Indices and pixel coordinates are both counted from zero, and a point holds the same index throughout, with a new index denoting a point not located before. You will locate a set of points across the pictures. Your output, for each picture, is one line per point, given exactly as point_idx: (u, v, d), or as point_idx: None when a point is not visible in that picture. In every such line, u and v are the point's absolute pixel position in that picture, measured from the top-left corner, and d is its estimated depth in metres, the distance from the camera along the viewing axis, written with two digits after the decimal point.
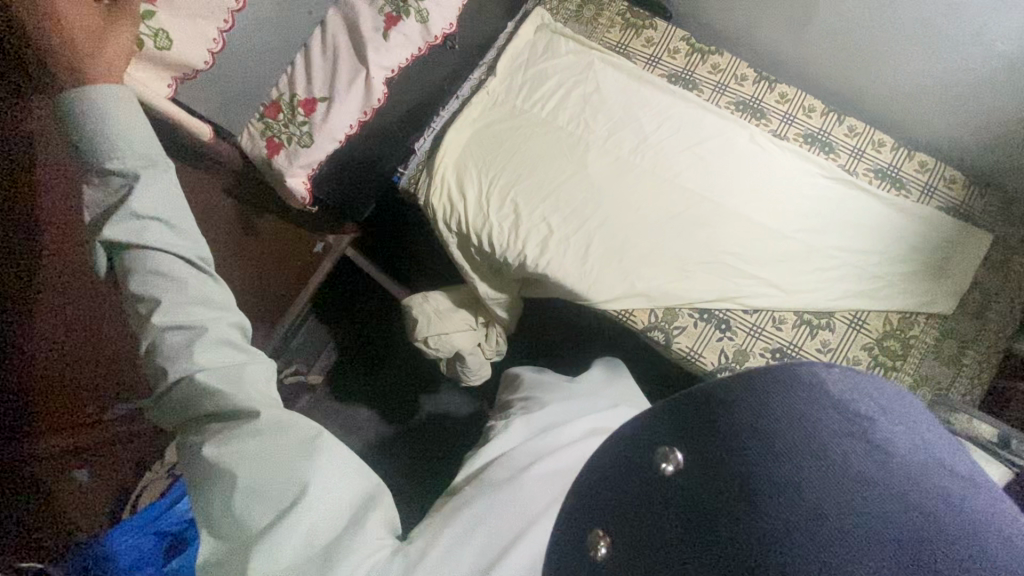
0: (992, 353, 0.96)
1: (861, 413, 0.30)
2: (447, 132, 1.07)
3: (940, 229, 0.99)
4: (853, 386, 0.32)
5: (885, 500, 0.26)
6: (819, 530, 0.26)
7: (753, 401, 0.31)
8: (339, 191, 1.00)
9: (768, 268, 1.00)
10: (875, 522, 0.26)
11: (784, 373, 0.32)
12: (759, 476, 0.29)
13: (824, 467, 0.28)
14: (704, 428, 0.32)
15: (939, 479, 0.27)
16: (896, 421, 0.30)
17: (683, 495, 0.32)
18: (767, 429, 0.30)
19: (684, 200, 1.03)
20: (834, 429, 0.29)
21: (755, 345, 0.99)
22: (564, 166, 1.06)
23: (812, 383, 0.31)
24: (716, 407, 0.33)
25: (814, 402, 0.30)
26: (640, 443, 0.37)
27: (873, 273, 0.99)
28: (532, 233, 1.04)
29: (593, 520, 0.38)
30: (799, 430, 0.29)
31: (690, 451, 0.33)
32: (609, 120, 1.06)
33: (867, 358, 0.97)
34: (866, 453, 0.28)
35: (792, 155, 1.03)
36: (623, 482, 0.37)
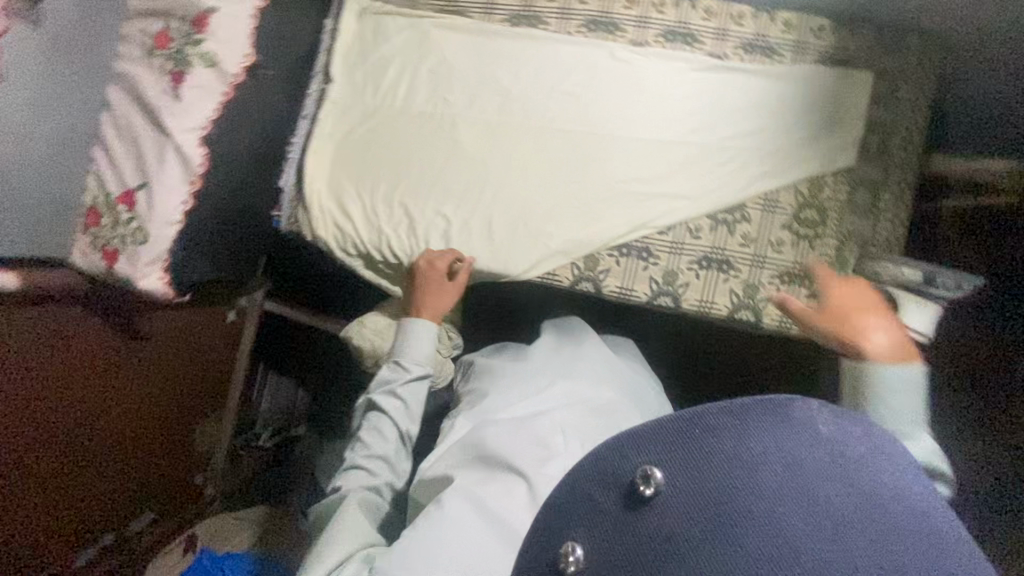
0: (904, 189, 0.96)
1: (825, 436, 0.41)
2: (307, 158, 0.99)
3: (823, 84, 0.95)
4: (842, 431, 0.42)
5: (863, 519, 0.37)
6: (802, 545, 0.36)
7: (735, 431, 0.40)
8: (223, 260, 0.93)
9: (671, 183, 0.97)
10: (836, 534, 0.36)
11: (769, 400, 0.41)
12: (747, 492, 0.38)
13: (800, 490, 0.38)
14: (691, 450, 0.40)
15: (917, 528, 0.38)
16: (878, 468, 0.41)
17: (665, 515, 0.39)
18: (755, 460, 0.39)
19: (568, 143, 0.99)
20: (812, 446, 0.40)
21: (680, 261, 0.98)
22: (439, 150, 1.00)
23: (803, 420, 0.41)
24: (706, 431, 0.41)
25: (792, 432, 0.40)
26: (613, 457, 0.42)
27: (772, 151, 0.96)
28: (431, 230, 0.99)
29: (563, 528, 0.42)
30: (778, 449, 0.40)
31: (671, 470, 0.40)
32: (466, 87, 1.00)
33: (790, 235, 0.96)
34: (829, 482, 0.39)
35: (659, 60, 0.98)
36: (600, 493, 0.42)
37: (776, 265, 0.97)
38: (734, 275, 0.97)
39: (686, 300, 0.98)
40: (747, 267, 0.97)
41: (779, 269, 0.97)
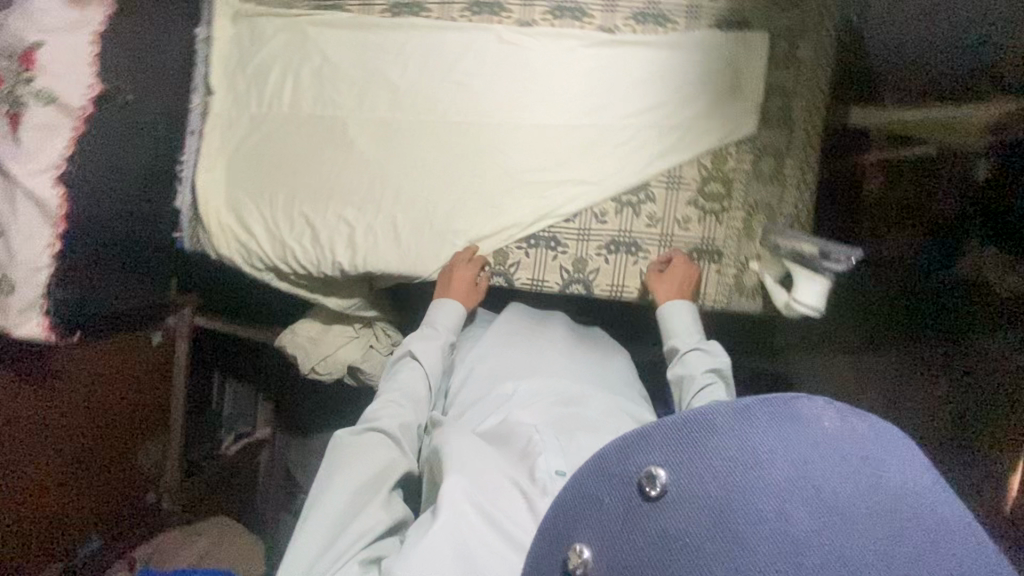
0: (809, 152, 0.93)
1: (834, 435, 0.37)
2: (199, 177, 0.97)
3: (717, 50, 0.91)
4: (845, 422, 0.38)
5: (875, 523, 0.34)
6: (813, 551, 0.33)
7: (736, 430, 0.38)
8: (127, 289, 0.92)
9: (572, 168, 0.95)
10: (855, 544, 0.33)
11: (772, 401, 0.38)
12: (750, 497, 0.36)
13: (806, 490, 0.35)
14: (688, 455, 0.39)
15: (934, 527, 0.34)
16: (880, 453, 0.37)
17: (674, 514, 0.38)
18: (753, 459, 0.37)
19: (465, 135, 0.96)
20: (824, 449, 0.36)
21: (588, 247, 0.96)
22: (335, 155, 0.97)
23: (809, 416, 0.38)
24: (703, 433, 0.39)
25: (800, 432, 0.37)
26: (619, 462, 0.42)
27: (671, 126, 0.93)
28: (335, 237, 0.97)
29: (569, 531, 0.44)
30: (793, 455, 0.37)
31: (673, 473, 0.39)
32: (353, 85, 0.96)
33: (696, 212, 0.94)
34: (844, 481, 0.35)
35: (548, 39, 0.94)
36: (607, 497, 0.42)
37: (685, 243, 0.95)
38: (643, 257, 0.96)
39: (598, 286, 0.97)
40: (656, 248, 0.96)
41: (688, 248, 0.95)
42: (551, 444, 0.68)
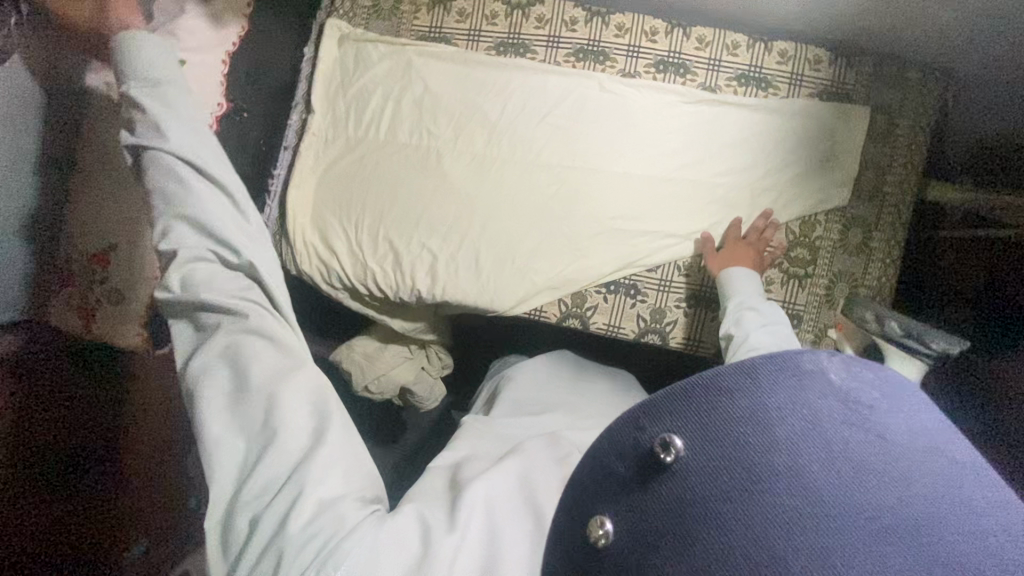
0: (897, 228, 0.94)
1: (844, 389, 0.35)
2: (289, 192, 0.98)
3: (817, 120, 0.93)
4: (855, 377, 0.36)
5: (890, 483, 0.31)
6: (823, 512, 0.31)
7: (753, 386, 0.35)
8: None
9: (660, 220, 0.95)
10: (870, 505, 0.30)
11: (780, 358, 0.35)
12: (761, 461, 0.33)
13: (818, 448, 0.32)
14: (699, 414, 0.35)
15: (931, 461, 0.32)
16: (894, 410, 0.35)
17: (684, 479, 0.34)
18: (770, 419, 0.34)
19: (557, 176, 0.96)
20: (840, 403, 0.34)
21: (668, 298, 0.97)
22: (425, 183, 0.98)
23: (812, 369, 0.35)
24: (718, 394, 0.35)
25: (818, 388, 0.34)
26: (625, 426, 0.37)
27: (763, 188, 0.94)
28: (416, 265, 0.98)
29: (587, 507, 0.39)
30: (814, 412, 0.33)
31: (687, 439, 0.35)
32: (452, 118, 0.97)
33: (779, 275, 0.95)
34: (869, 440, 0.33)
35: (649, 91, 0.95)
36: (619, 465, 0.37)
37: None
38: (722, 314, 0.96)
39: (673, 338, 0.97)
40: None
41: None
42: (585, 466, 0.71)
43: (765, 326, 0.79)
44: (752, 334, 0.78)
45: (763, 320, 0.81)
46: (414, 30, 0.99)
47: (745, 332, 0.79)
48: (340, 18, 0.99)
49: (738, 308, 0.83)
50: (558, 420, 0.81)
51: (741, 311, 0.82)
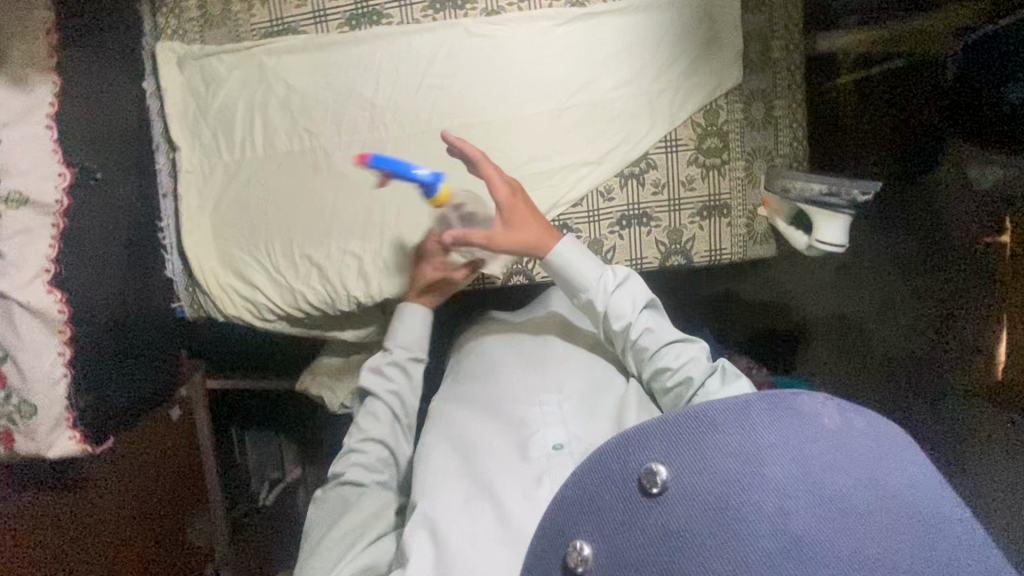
0: (795, 90, 0.94)
1: (834, 429, 0.48)
2: (185, 239, 0.91)
3: (690, 4, 0.90)
4: (846, 421, 0.49)
5: (846, 511, 0.43)
6: (797, 544, 0.42)
7: (741, 432, 0.49)
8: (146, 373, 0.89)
9: (570, 151, 0.93)
10: (830, 531, 0.42)
11: (773, 401, 0.49)
12: (748, 494, 0.46)
13: (802, 485, 0.45)
14: (688, 449, 0.50)
15: (895, 499, 0.44)
16: (885, 458, 0.47)
17: (669, 509, 0.48)
18: (754, 458, 0.47)
19: (455, 140, 0.92)
20: (817, 439, 0.47)
21: (601, 227, 0.96)
22: (324, 187, 0.92)
23: (811, 412, 0.49)
24: (706, 428, 0.50)
25: (799, 427, 0.48)
26: (614, 453, 0.53)
27: (659, 90, 0.92)
28: (344, 273, 0.94)
29: (573, 530, 0.52)
30: (791, 450, 0.47)
31: (672, 469, 0.49)
32: (328, 112, 0.90)
33: (698, 170, 0.95)
34: (833, 476, 0.45)
35: (519, 23, 0.90)
36: (608, 495, 0.52)
37: (692, 203, 0.96)
38: (656, 225, 0.96)
39: (618, 263, 0.97)
40: (666, 213, 0.96)
41: (696, 206, 0.96)
42: (552, 420, 0.76)
43: (634, 308, 0.78)
44: (631, 321, 0.78)
45: (629, 299, 0.79)
46: (254, 28, 0.90)
47: (623, 322, 0.78)
48: (168, 38, 0.89)
49: (606, 300, 0.79)
50: (515, 381, 0.84)
51: (609, 305, 0.79)
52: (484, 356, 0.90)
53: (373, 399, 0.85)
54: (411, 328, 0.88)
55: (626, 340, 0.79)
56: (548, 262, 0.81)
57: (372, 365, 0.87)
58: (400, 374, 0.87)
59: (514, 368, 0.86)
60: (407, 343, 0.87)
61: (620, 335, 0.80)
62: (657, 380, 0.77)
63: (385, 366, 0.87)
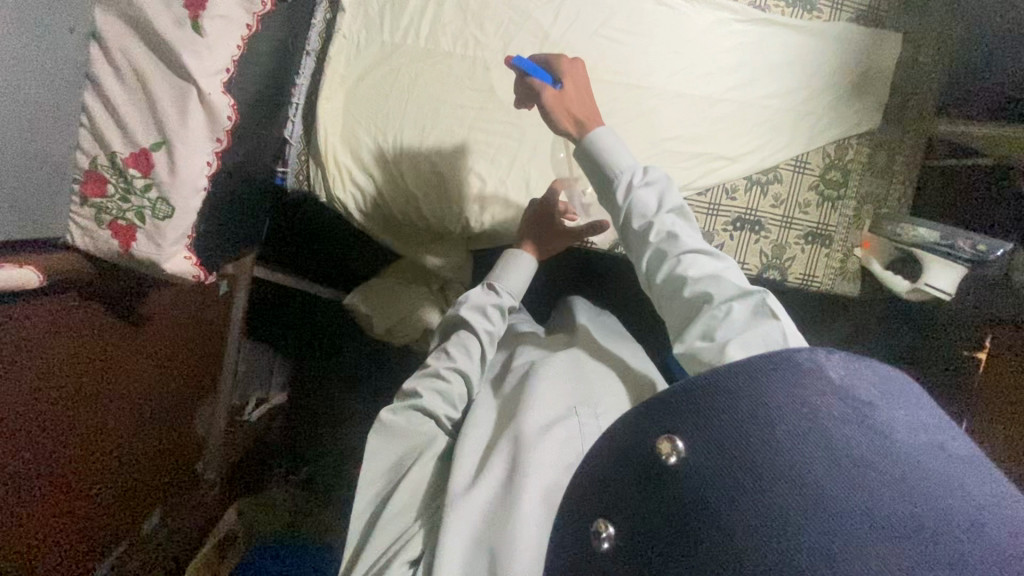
0: (917, 152, 1.01)
1: (837, 383, 0.41)
2: (317, 104, 0.85)
3: (856, 43, 0.96)
4: (852, 373, 0.42)
5: (889, 477, 0.35)
6: (822, 509, 0.35)
7: (748, 387, 0.42)
8: (236, 231, 0.81)
9: (711, 141, 0.95)
10: (879, 493, 0.35)
11: (778, 359, 0.42)
12: (771, 457, 0.38)
13: (822, 443, 0.38)
14: (699, 415, 0.42)
15: (930, 457, 0.37)
16: (893, 406, 0.40)
17: (691, 481, 0.40)
18: (767, 414, 0.40)
19: (611, 95, 0.92)
20: (827, 394, 0.40)
21: (716, 222, 0.98)
22: (471, 99, 0.89)
23: (809, 364, 0.42)
24: (718, 392, 0.42)
25: (805, 379, 0.41)
26: (633, 438, 0.44)
27: (804, 112, 0.97)
28: (463, 190, 0.90)
29: (600, 507, 0.45)
30: (803, 406, 0.40)
31: (688, 441, 0.41)
32: (501, 27, 0.89)
33: (816, 197, 1.00)
34: (850, 430, 0.38)
35: (701, 7, 0.93)
36: (626, 474, 0.44)
37: (802, 226, 1.00)
38: (764, 236, 1.00)
39: None
40: (777, 227, 1.00)
41: (804, 230, 1.00)
42: (586, 428, 0.68)
43: (658, 206, 0.67)
44: (654, 219, 0.66)
45: (650, 196, 0.68)
46: None
47: (645, 219, 0.67)
48: None
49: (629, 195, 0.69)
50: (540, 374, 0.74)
51: (631, 202, 0.68)
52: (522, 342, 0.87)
53: (470, 333, 0.80)
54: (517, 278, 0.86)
55: (642, 242, 0.67)
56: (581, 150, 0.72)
57: (479, 304, 0.82)
58: (501, 320, 0.83)
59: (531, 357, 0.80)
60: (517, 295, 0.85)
61: (634, 239, 0.68)
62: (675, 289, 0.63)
63: (491, 307, 0.82)
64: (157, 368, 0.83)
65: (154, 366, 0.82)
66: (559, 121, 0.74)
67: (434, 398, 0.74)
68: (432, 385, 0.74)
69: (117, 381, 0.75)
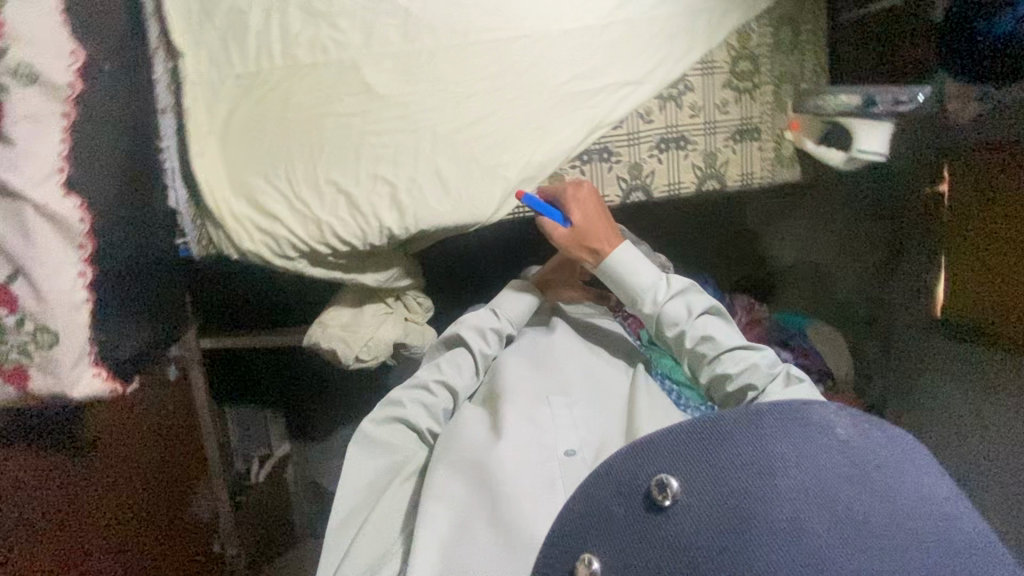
0: (819, 14, 0.97)
1: (847, 439, 0.50)
2: (192, 162, 0.79)
3: None
4: (864, 436, 0.51)
5: (869, 518, 0.45)
6: (797, 537, 0.44)
7: (754, 438, 0.50)
8: (150, 318, 0.78)
9: (612, 70, 0.90)
10: (850, 533, 0.44)
11: (782, 411, 0.51)
12: (759, 499, 0.47)
13: (821, 497, 0.46)
14: (701, 455, 0.50)
15: (919, 509, 0.46)
16: (902, 467, 0.49)
17: (681, 516, 0.48)
18: (771, 468, 0.48)
19: (494, 57, 0.86)
20: (832, 451, 0.49)
21: (641, 151, 0.95)
22: (351, 106, 0.83)
23: (821, 423, 0.51)
24: (721, 435, 0.50)
25: (820, 439, 0.49)
26: (628, 465, 0.52)
27: (696, 10, 0.91)
28: (377, 202, 0.86)
29: (586, 540, 0.52)
30: (798, 457, 0.48)
31: (682, 481, 0.49)
32: (357, 20, 0.82)
33: (732, 93, 0.96)
34: (849, 489, 0.47)
35: None
36: (616, 507, 0.51)
37: (727, 127, 0.97)
38: (692, 149, 0.96)
39: (656, 188, 0.96)
40: (702, 136, 0.96)
41: (730, 130, 0.97)
42: (562, 421, 0.77)
43: (688, 314, 0.81)
44: (684, 326, 0.81)
45: (677, 304, 0.82)
46: None
47: (676, 329, 0.81)
48: None
49: (656, 308, 0.83)
50: (520, 380, 0.83)
51: (661, 311, 0.82)
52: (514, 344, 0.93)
53: (464, 352, 0.87)
54: (517, 306, 0.92)
55: (680, 345, 0.81)
56: (607, 270, 0.85)
57: (477, 325, 0.88)
58: (498, 343, 0.90)
59: (518, 368, 0.86)
60: (514, 320, 0.91)
61: (669, 337, 0.82)
62: (720, 389, 0.79)
63: (489, 329, 0.88)
64: (128, 477, 0.83)
65: (121, 476, 0.81)
66: (576, 253, 0.87)
67: (415, 410, 0.80)
68: (416, 397, 0.81)
69: (77, 504, 0.76)
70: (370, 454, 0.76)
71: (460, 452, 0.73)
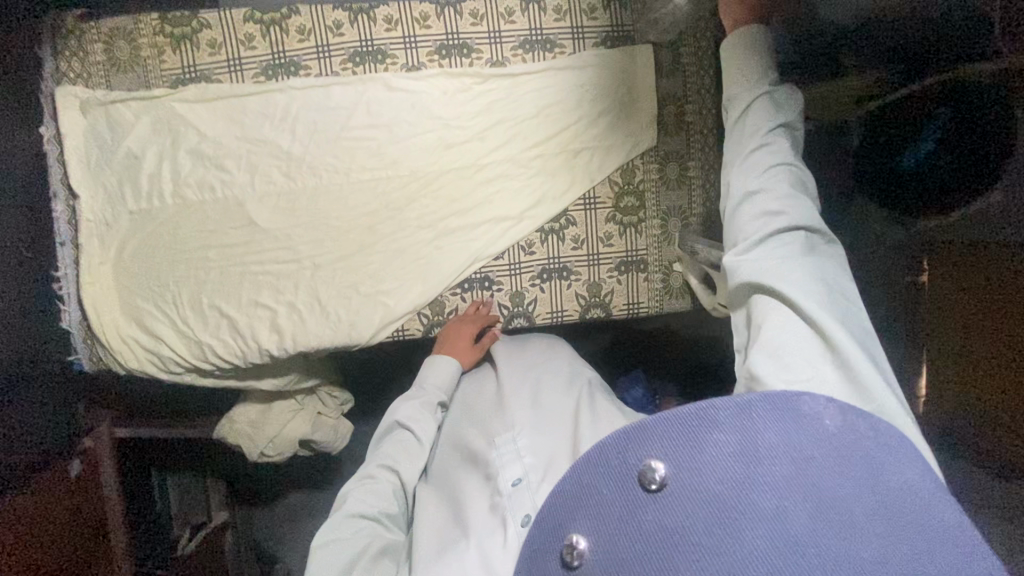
0: (709, 152, 0.96)
1: (834, 433, 0.41)
2: (84, 288, 0.87)
3: (609, 67, 0.93)
4: (850, 424, 0.42)
5: (874, 520, 0.36)
6: (798, 539, 0.35)
7: (748, 419, 0.40)
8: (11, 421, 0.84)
9: (496, 203, 0.93)
10: (862, 539, 0.35)
11: (776, 396, 0.41)
12: (755, 488, 0.37)
13: (818, 486, 0.37)
14: (689, 438, 0.40)
15: (919, 511, 0.38)
16: (898, 463, 0.41)
17: (668, 509, 0.38)
18: (758, 457, 0.39)
19: (375, 193, 0.91)
20: (824, 443, 0.40)
21: (522, 280, 0.95)
22: (235, 236, 0.89)
23: (811, 412, 0.41)
24: (703, 419, 0.40)
25: (805, 423, 0.40)
26: (620, 455, 0.41)
27: (576, 148, 0.94)
28: (256, 324, 0.89)
29: (564, 526, 0.41)
30: (786, 447, 0.39)
31: (672, 465, 0.39)
32: (243, 161, 0.88)
33: (616, 226, 0.96)
34: (844, 483, 0.38)
35: (439, 78, 0.91)
36: (607, 490, 0.41)
37: (610, 259, 0.96)
38: (575, 279, 0.96)
39: (539, 316, 0.97)
40: (586, 267, 0.96)
41: (616, 261, 0.96)
42: (509, 453, 0.74)
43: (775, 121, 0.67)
44: (768, 128, 0.67)
45: (777, 105, 0.68)
46: (164, 75, 0.87)
47: (758, 126, 0.67)
48: (71, 82, 0.86)
49: (748, 103, 0.69)
50: (464, 431, 0.82)
51: (755, 103, 0.68)
52: (461, 401, 0.90)
53: (400, 430, 0.84)
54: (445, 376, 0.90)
55: (743, 146, 0.67)
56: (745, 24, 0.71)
57: (407, 411, 0.85)
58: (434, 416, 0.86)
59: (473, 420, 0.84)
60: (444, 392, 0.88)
61: (742, 133, 0.68)
62: (750, 202, 0.64)
63: (421, 408, 0.85)
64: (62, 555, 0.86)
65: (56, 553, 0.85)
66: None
67: (364, 500, 0.74)
68: (363, 488, 0.75)
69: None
70: (331, 552, 0.67)
71: (421, 527, 0.71)
